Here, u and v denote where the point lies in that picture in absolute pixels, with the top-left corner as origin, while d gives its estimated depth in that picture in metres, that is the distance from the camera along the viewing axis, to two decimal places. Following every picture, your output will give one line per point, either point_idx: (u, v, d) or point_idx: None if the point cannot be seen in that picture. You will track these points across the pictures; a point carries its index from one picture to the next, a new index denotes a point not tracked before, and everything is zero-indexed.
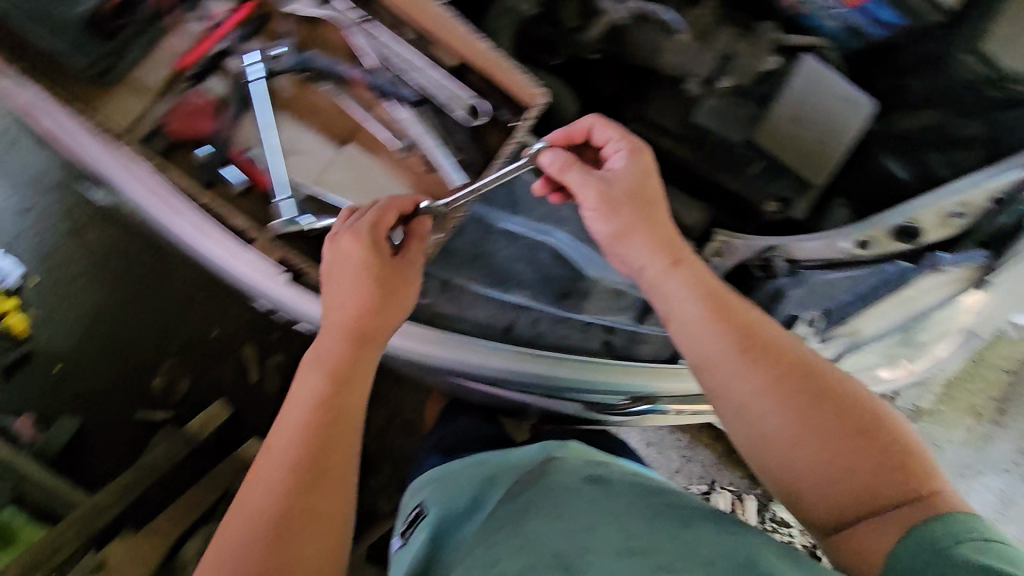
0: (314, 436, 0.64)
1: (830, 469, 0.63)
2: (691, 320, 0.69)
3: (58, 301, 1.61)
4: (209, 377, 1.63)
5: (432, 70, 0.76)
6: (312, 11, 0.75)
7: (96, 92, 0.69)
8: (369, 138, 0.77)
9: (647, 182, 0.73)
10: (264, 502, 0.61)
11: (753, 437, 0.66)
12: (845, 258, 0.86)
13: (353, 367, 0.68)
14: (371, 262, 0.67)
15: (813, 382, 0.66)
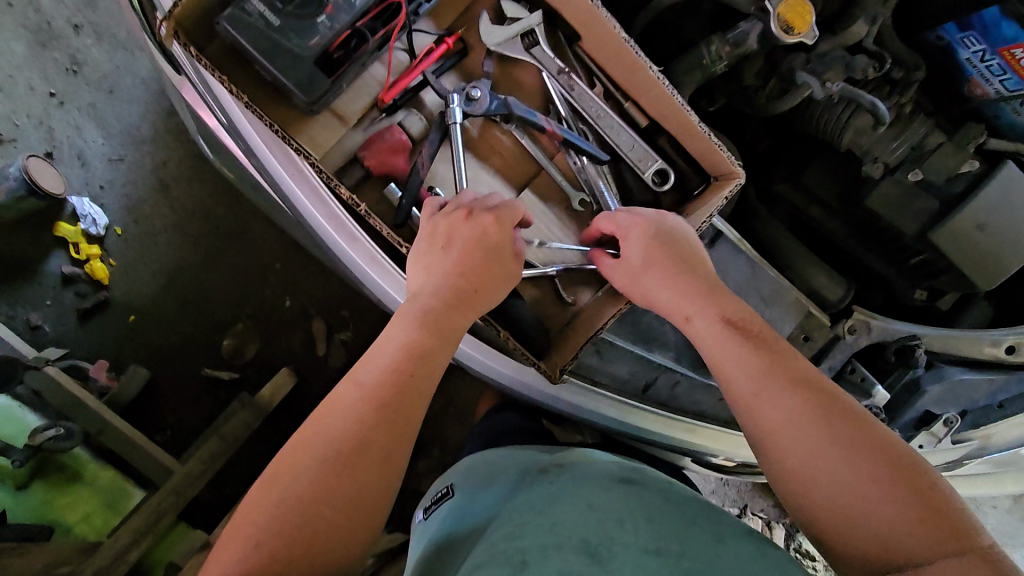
0: (391, 387, 0.56)
1: (866, 509, 0.51)
2: (713, 338, 0.62)
3: (141, 253, 1.38)
4: (280, 347, 1.40)
5: (625, 128, 0.74)
6: (516, 52, 0.72)
7: (301, 118, 0.68)
8: (546, 185, 0.78)
9: (663, 245, 0.66)
10: (329, 432, 0.54)
11: (780, 467, 0.56)
12: (986, 360, 0.88)
13: (436, 338, 0.60)
14: (490, 242, 0.63)
15: (849, 412, 0.55)
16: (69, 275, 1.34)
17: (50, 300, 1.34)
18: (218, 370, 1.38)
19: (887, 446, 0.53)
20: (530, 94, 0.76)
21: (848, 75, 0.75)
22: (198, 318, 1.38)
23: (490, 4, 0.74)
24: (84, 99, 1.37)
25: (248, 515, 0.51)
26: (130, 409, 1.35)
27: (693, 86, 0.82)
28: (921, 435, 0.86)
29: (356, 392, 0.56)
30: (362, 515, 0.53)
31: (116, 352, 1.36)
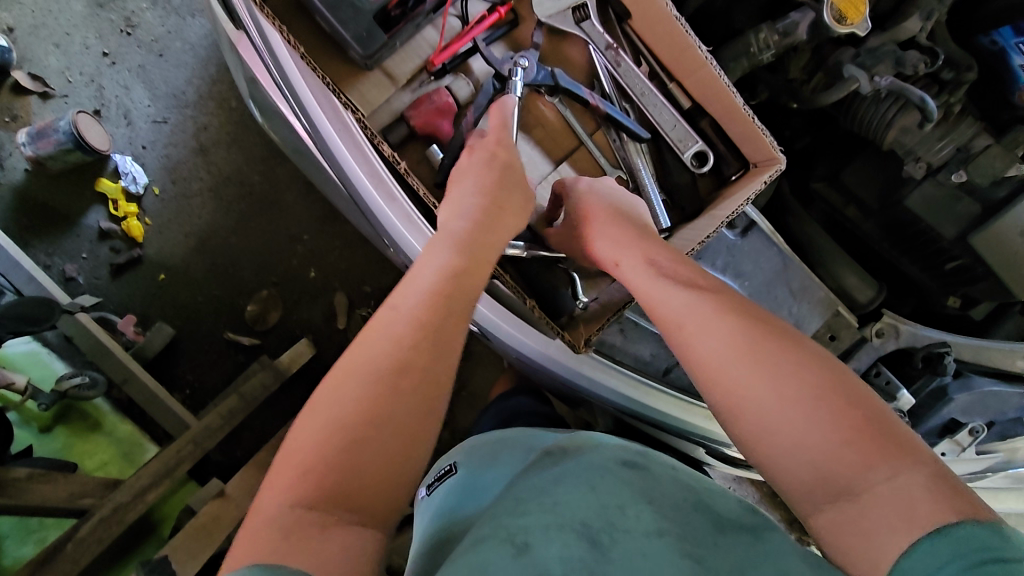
0: (434, 313, 0.57)
1: (806, 439, 0.49)
2: (651, 281, 0.61)
3: (177, 215, 1.41)
4: (303, 316, 1.43)
5: (669, 107, 0.75)
6: (567, 27, 0.74)
7: (353, 74, 0.71)
8: (584, 159, 0.78)
9: (612, 206, 0.70)
10: (362, 360, 0.54)
11: (724, 407, 0.54)
12: (1018, 373, 0.86)
13: (473, 261, 0.62)
14: (498, 163, 0.69)
15: (783, 342, 0.54)
16: (106, 230, 1.38)
17: (86, 253, 1.38)
18: (237, 335, 1.41)
19: (823, 376, 0.51)
20: (577, 67, 0.76)
21: (898, 70, 0.75)
22: (227, 281, 1.42)
23: None
24: (135, 60, 1.41)
25: (293, 447, 0.51)
26: (152, 365, 1.38)
27: (739, 74, 0.83)
28: (945, 442, 0.85)
29: (400, 319, 0.56)
30: (410, 440, 0.53)
31: (144, 308, 1.39)
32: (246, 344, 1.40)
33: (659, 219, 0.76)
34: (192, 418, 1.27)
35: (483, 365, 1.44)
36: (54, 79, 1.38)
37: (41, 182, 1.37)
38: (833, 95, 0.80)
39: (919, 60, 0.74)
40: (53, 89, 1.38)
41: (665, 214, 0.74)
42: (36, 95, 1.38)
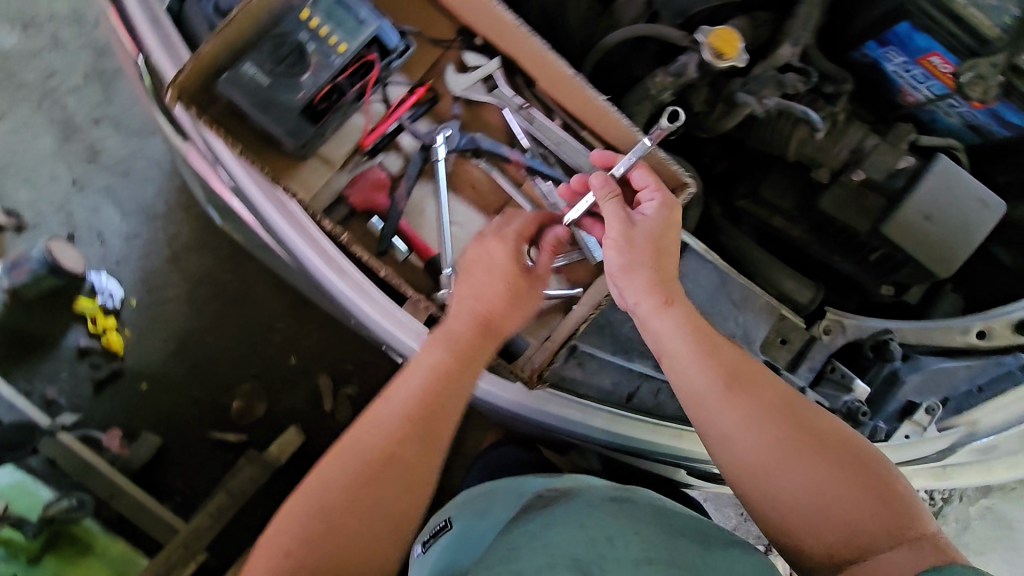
0: (417, 407, 0.66)
1: (821, 512, 0.63)
2: (681, 359, 0.70)
3: (155, 322, 1.45)
4: (289, 404, 1.45)
5: (584, 152, 0.82)
6: (481, 96, 0.82)
7: (290, 167, 0.76)
8: (516, 211, 0.83)
9: (669, 231, 0.73)
10: (359, 447, 0.64)
11: (744, 472, 0.66)
12: (961, 348, 0.88)
13: (474, 357, 0.68)
14: (509, 271, 0.71)
15: (806, 423, 0.66)
16: (85, 347, 1.41)
17: (66, 373, 1.40)
18: (224, 434, 1.42)
19: (830, 448, 0.65)
20: (496, 129, 0.84)
21: (782, 91, 0.83)
22: (209, 379, 1.44)
23: (455, 55, 0.83)
24: (102, 182, 1.48)
25: (279, 526, 0.60)
26: (142, 474, 1.39)
27: (646, 115, 0.91)
28: (906, 425, 0.86)
29: (391, 415, 0.65)
30: (394, 522, 0.63)
31: (129, 418, 1.41)
32: (233, 440, 1.41)
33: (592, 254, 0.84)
34: (182, 523, 1.26)
35: (471, 425, 1.44)
36: (26, 212, 1.46)
37: (18, 312, 1.41)
38: (730, 120, 0.89)
39: (796, 79, 0.82)
40: (26, 222, 1.45)
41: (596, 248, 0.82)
42: (9, 229, 1.44)
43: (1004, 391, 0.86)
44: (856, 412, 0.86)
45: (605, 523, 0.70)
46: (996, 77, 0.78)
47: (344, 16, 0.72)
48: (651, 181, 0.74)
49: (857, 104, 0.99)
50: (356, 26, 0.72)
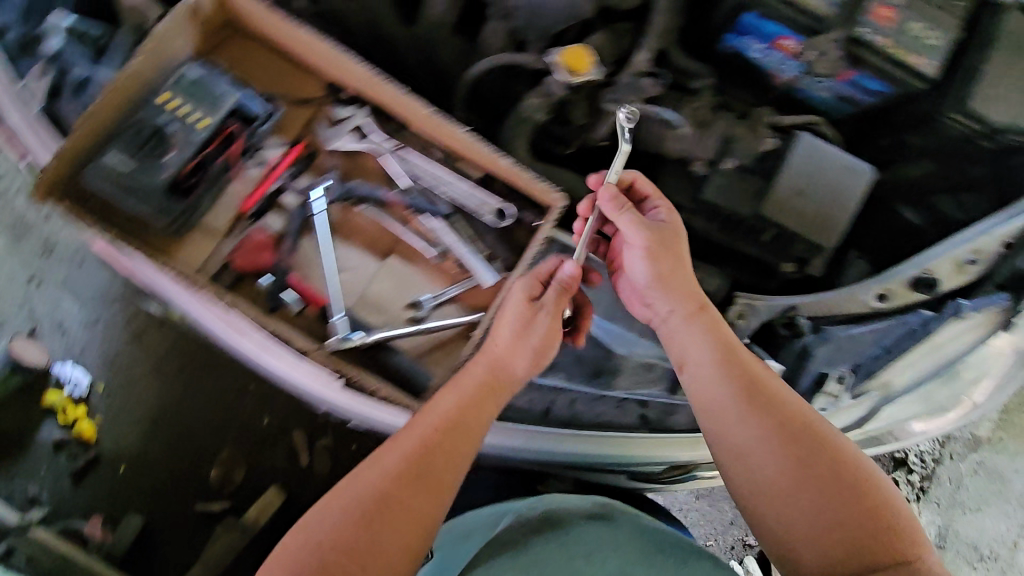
0: (421, 454, 0.71)
1: (812, 519, 0.73)
2: (705, 371, 0.80)
3: (126, 403, 1.46)
4: (267, 464, 1.45)
5: (460, 183, 0.85)
6: (354, 145, 0.86)
7: (173, 242, 0.78)
8: (407, 249, 0.86)
9: (678, 236, 0.84)
10: (373, 483, 0.70)
11: (753, 475, 0.76)
12: (866, 312, 0.88)
13: (478, 408, 0.74)
14: (528, 309, 0.77)
15: (816, 439, 0.76)
16: (61, 440, 1.42)
17: (46, 468, 1.41)
18: (207, 504, 1.41)
19: (836, 474, 0.75)
20: (375, 174, 0.87)
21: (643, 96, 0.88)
22: (184, 452, 1.44)
23: (322, 110, 0.86)
24: (57, 276, 1.51)
25: (288, 549, 0.68)
26: (132, 556, 1.39)
27: (527, 136, 0.94)
28: (819, 398, 0.89)
29: (402, 453, 0.71)
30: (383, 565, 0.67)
31: (112, 503, 1.41)
32: (213, 509, 1.40)
33: (484, 276, 0.84)
34: None
35: None
36: None
37: None
38: (600, 130, 0.94)
39: (648, 83, 0.88)
40: None
41: (485, 271, 0.83)
42: None
43: (907, 348, 0.86)
44: None
45: (589, 546, 0.82)
46: (841, 49, 0.82)
47: (203, 94, 0.76)
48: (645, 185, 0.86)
49: (722, 86, 0.98)
50: (215, 100, 0.76)
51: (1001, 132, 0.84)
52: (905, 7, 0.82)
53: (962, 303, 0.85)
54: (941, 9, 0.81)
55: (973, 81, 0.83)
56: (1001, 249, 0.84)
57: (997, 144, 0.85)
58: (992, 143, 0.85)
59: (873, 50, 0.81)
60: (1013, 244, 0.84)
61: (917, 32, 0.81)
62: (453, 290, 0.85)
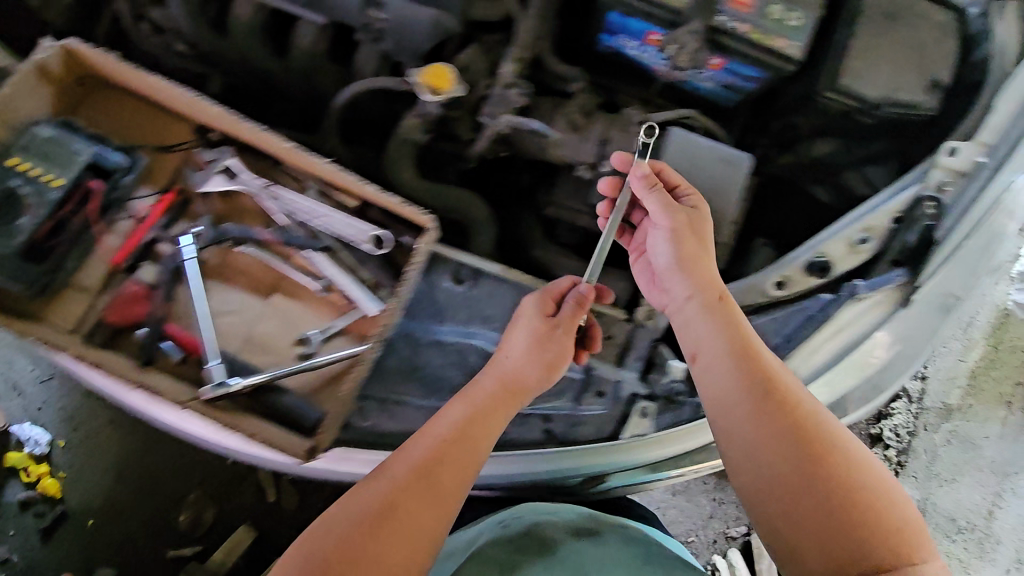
0: (429, 468, 0.70)
1: (821, 526, 0.66)
2: (710, 360, 0.75)
3: (88, 451, 1.33)
4: (240, 502, 1.32)
5: (336, 213, 0.83)
6: (225, 186, 0.84)
7: (45, 304, 0.78)
8: (292, 285, 0.85)
9: (704, 224, 0.80)
10: (371, 497, 0.68)
11: (759, 468, 0.70)
12: (767, 303, 0.87)
13: (489, 425, 0.75)
14: (536, 326, 0.81)
15: (831, 442, 0.70)
16: (25, 499, 1.28)
17: (11, 529, 1.28)
18: (180, 550, 1.29)
19: (848, 471, 0.68)
20: (251, 214, 0.86)
21: (511, 108, 0.85)
22: (152, 497, 1.31)
23: (188, 154, 0.85)
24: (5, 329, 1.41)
25: (292, 558, 0.66)
26: None
27: (410, 158, 0.92)
28: None
29: (410, 466, 0.70)
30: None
31: (79, 563, 1.28)
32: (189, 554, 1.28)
33: (368, 307, 0.83)
34: None
35: None
36: None
37: None
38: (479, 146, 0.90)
39: (514, 93, 0.85)
40: None
41: (365, 300, 0.81)
42: None
43: (806, 339, 0.83)
44: (675, 396, 0.86)
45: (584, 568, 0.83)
46: (703, 40, 0.80)
47: (56, 152, 0.75)
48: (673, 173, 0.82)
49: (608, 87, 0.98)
50: (69, 157, 0.75)
51: (876, 106, 0.82)
52: None
53: (857, 284, 0.82)
54: None
55: (843, 56, 0.80)
56: (891, 225, 0.82)
57: (875, 117, 0.84)
58: (871, 117, 0.84)
59: (734, 37, 0.79)
60: (902, 218, 0.82)
61: (777, 14, 0.79)
62: (339, 323, 0.84)
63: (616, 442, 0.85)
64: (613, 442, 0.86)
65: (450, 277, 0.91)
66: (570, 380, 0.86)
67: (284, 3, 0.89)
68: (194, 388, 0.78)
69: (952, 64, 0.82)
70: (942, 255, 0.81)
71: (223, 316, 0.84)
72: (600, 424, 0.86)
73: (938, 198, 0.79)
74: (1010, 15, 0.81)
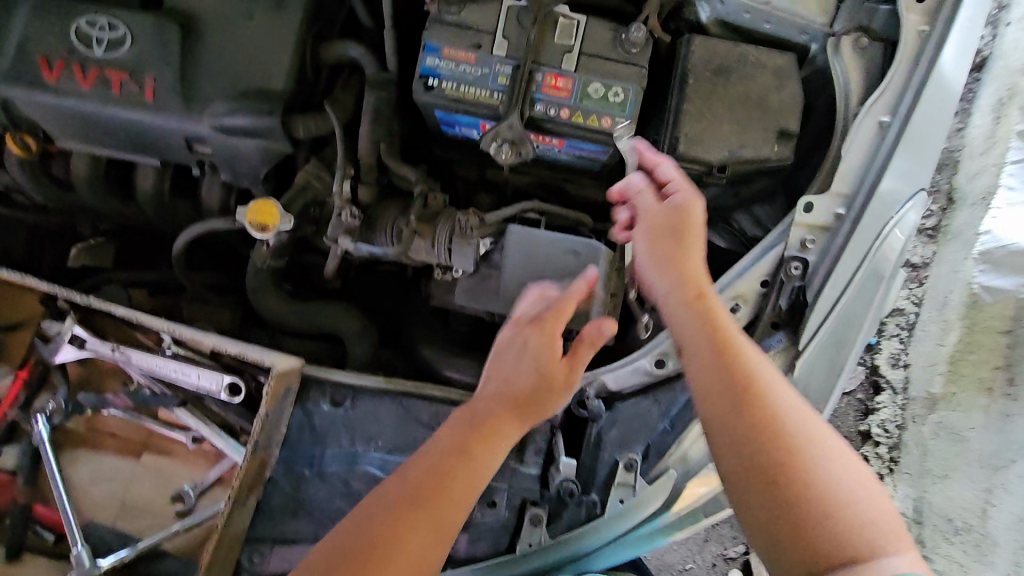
0: (393, 523, 0.57)
1: (834, 557, 0.50)
2: (696, 351, 0.61)
3: None
4: None
5: (185, 366, 0.79)
6: (76, 354, 0.82)
7: None
8: (163, 440, 0.84)
9: (689, 207, 0.68)
10: (342, 556, 0.55)
11: (761, 489, 0.53)
12: (653, 382, 0.84)
13: (470, 462, 0.62)
14: (547, 347, 0.68)
15: (835, 445, 0.56)
16: None
17: None
18: None
19: (857, 483, 0.54)
20: (112, 373, 0.84)
21: (349, 229, 0.82)
22: None
23: (36, 327, 0.84)
24: None
25: None
26: None
27: (269, 291, 0.90)
28: (614, 489, 0.80)
29: (373, 523, 0.57)
30: None
31: None
32: None
33: (233, 455, 0.81)
34: None
35: None
36: None
37: None
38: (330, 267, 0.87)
39: (346, 215, 0.82)
40: None
41: (226, 450, 0.79)
42: None
43: (690, 422, 0.80)
44: (568, 495, 0.81)
45: None
46: (525, 134, 0.74)
47: None
48: (664, 164, 0.72)
49: (460, 181, 0.98)
50: None
51: (723, 167, 0.76)
52: (577, 72, 0.75)
53: None
54: (620, 61, 0.75)
55: (677, 124, 0.76)
56: (760, 289, 0.76)
57: (725, 176, 0.78)
58: (724, 178, 0.78)
59: (558, 124, 0.75)
60: (770, 281, 0.76)
61: (598, 92, 0.74)
62: (214, 474, 0.82)
63: (514, 554, 0.81)
64: (510, 554, 0.82)
65: (328, 401, 0.87)
66: None
67: (118, 152, 0.88)
68: (66, 569, 0.77)
69: (798, 111, 0.77)
70: (817, 321, 0.72)
71: (95, 485, 0.82)
72: (494, 535, 0.82)
73: (803, 258, 0.74)
74: (845, 53, 0.76)
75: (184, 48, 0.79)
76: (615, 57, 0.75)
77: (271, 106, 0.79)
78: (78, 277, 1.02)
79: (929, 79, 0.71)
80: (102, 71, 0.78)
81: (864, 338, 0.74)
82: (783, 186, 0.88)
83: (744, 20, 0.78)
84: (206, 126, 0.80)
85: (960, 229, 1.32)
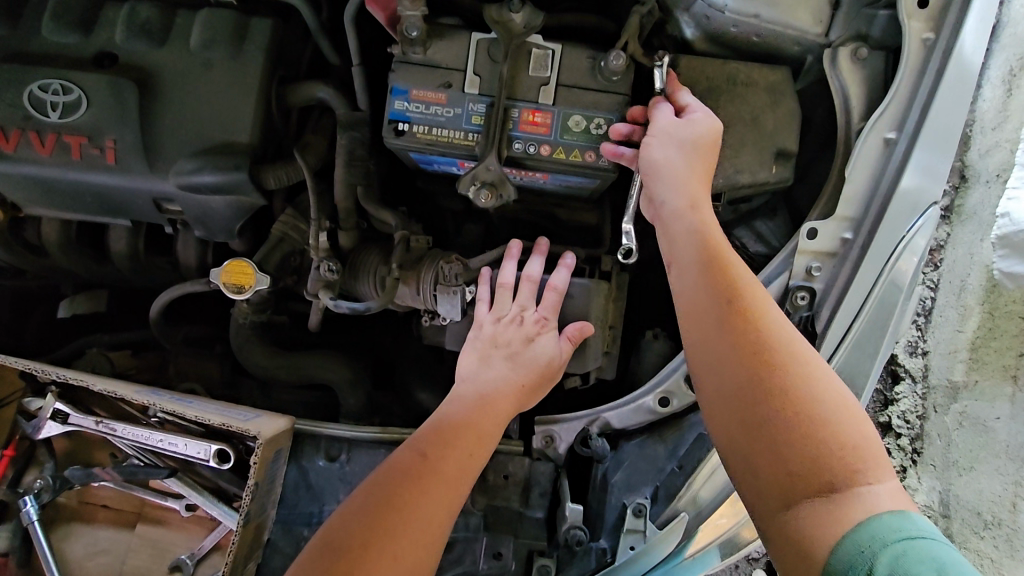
0: (392, 486, 0.58)
1: (793, 452, 0.50)
2: (682, 269, 0.62)
3: None
4: None
5: (167, 437, 0.76)
6: (55, 430, 0.80)
7: None
8: (156, 509, 0.81)
9: (711, 137, 0.66)
10: (342, 523, 0.56)
11: (731, 390, 0.55)
12: (658, 420, 0.81)
13: (461, 446, 0.62)
14: (530, 365, 0.71)
15: (818, 361, 0.55)
16: None
17: None
18: None
19: (834, 394, 0.52)
20: (102, 445, 0.83)
21: (326, 285, 0.81)
22: None
23: (18, 404, 0.82)
24: None
25: None
26: None
27: (257, 346, 0.89)
28: (625, 535, 0.76)
29: (372, 490, 0.58)
30: None
31: None
32: None
33: (228, 521, 0.77)
34: None
35: None
36: None
37: None
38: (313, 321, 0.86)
39: (325, 269, 0.80)
40: None
41: (221, 517, 0.76)
42: None
43: (699, 462, 0.76)
44: (576, 543, 0.77)
45: None
46: (503, 174, 0.69)
47: None
48: (689, 95, 0.69)
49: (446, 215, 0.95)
50: None
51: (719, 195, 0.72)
52: (554, 104, 0.70)
53: None
54: (599, 90, 0.70)
55: None
56: None
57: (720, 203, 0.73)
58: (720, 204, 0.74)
59: (539, 162, 0.71)
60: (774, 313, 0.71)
61: (578, 125, 0.70)
62: (210, 541, 0.78)
63: None
64: None
65: (323, 455, 0.84)
66: (465, 546, 0.79)
67: (86, 215, 0.84)
68: None
69: (795, 129, 0.73)
70: (827, 353, 0.67)
71: (93, 559, 0.80)
72: None
73: (810, 287, 0.69)
74: (841, 64, 0.71)
75: (141, 106, 0.75)
76: (592, 86, 0.70)
77: (237, 161, 0.75)
78: (62, 337, 0.99)
79: (934, 84, 0.66)
80: (58, 137, 0.75)
81: (880, 369, 0.68)
82: (786, 202, 0.83)
83: (732, 33, 0.73)
84: (172, 184, 0.76)
85: (976, 210, 1.16)
